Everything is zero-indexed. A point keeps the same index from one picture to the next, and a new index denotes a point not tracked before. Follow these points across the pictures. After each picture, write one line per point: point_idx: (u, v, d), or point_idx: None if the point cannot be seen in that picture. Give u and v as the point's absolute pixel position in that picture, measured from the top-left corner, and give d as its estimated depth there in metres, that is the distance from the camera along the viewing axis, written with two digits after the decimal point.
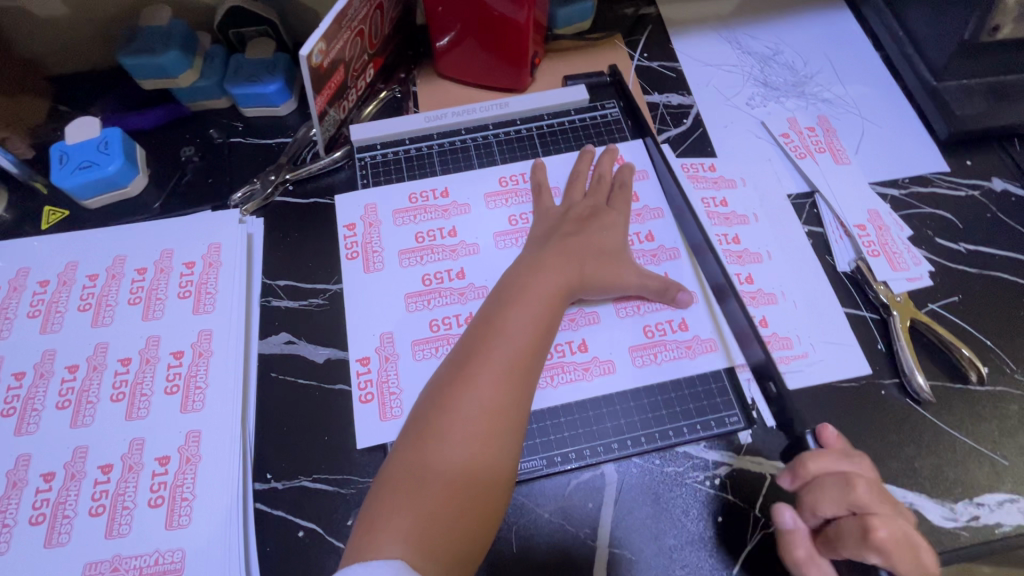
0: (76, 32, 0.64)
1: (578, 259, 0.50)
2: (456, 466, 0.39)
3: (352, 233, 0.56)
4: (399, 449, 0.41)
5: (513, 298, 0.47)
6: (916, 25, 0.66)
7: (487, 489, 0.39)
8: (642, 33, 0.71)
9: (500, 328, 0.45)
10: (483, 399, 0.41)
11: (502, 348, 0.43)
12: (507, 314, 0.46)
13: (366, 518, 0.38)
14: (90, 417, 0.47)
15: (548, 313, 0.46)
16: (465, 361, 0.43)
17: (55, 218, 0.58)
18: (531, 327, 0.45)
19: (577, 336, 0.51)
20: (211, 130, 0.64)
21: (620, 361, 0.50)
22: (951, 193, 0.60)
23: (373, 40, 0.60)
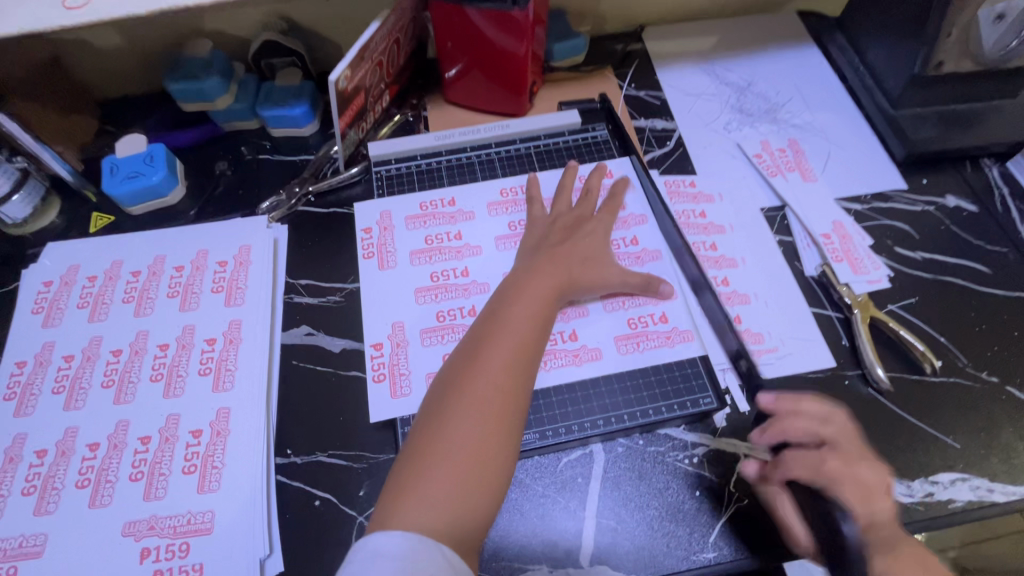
0: (124, 61, 0.72)
1: (567, 264, 0.56)
2: (471, 440, 0.43)
3: (368, 236, 0.63)
4: (418, 432, 0.45)
5: (515, 297, 0.52)
6: (874, 60, 0.74)
7: (503, 466, 0.43)
8: (630, 66, 0.79)
9: (505, 321, 0.50)
10: (493, 383, 0.45)
11: (508, 338, 0.48)
12: (511, 311, 0.51)
13: (389, 490, 0.42)
14: (132, 394, 0.52)
15: (547, 311, 0.52)
16: (475, 352, 0.48)
17: (102, 223, 0.64)
18: (533, 320, 0.50)
19: (568, 327, 0.57)
20: (243, 147, 0.71)
21: (605, 350, 0.56)
22: (908, 208, 0.67)
23: (390, 70, 0.68)
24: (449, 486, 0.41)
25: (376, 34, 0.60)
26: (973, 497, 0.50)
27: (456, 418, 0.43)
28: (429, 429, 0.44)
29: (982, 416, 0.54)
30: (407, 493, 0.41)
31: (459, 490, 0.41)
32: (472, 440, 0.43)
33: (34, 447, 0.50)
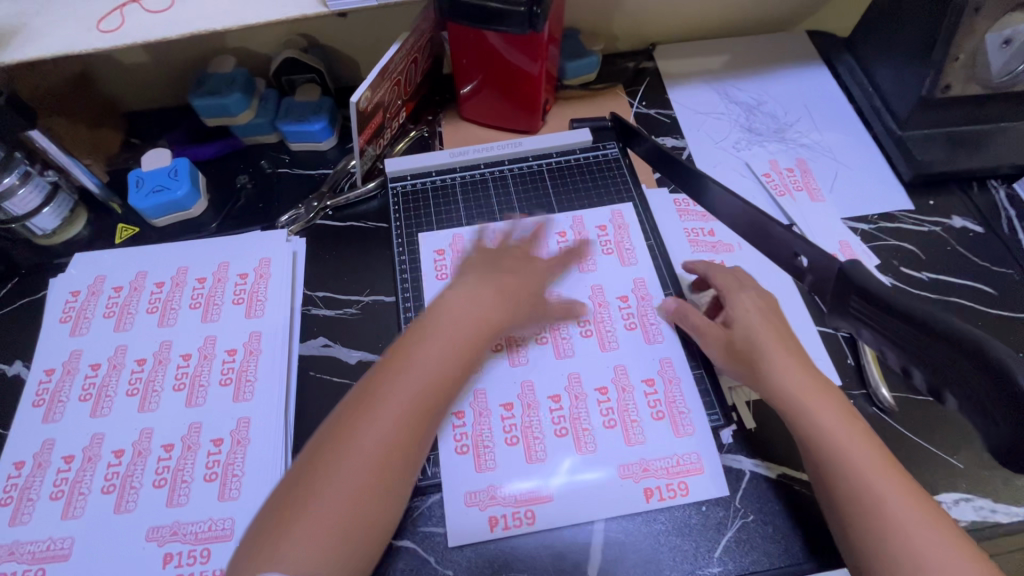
0: (149, 76, 0.74)
1: (511, 296, 0.53)
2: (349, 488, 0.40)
3: (442, 258, 0.65)
4: (295, 477, 0.42)
5: (425, 332, 0.48)
6: (882, 81, 0.75)
7: (383, 505, 0.42)
8: (641, 84, 0.81)
9: (409, 359, 0.46)
10: (380, 428, 0.43)
11: (409, 379, 0.45)
12: (414, 352, 0.46)
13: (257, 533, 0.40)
14: (156, 403, 0.54)
15: (469, 346, 0.48)
16: (367, 395, 0.44)
17: (126, 234, 0.66)
18: (440, 359, 0.46)
19: (629, 293, 0.62)
20: (262, 161, 0.73)
21: (586, 376, 0.57)
22: (915, 228, 0.68)
23: (407, 88, 0.70)
24: (325, 529, 0.39)
25: (396, 55, 0.62)
26: (978, 517, 0.51)
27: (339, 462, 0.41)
28: (309, 469, 0.41)
29: None
30: (284, 536, 0.39)
31: (334, 531, 0.40)
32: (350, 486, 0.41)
33: (61, 453, 0.51)
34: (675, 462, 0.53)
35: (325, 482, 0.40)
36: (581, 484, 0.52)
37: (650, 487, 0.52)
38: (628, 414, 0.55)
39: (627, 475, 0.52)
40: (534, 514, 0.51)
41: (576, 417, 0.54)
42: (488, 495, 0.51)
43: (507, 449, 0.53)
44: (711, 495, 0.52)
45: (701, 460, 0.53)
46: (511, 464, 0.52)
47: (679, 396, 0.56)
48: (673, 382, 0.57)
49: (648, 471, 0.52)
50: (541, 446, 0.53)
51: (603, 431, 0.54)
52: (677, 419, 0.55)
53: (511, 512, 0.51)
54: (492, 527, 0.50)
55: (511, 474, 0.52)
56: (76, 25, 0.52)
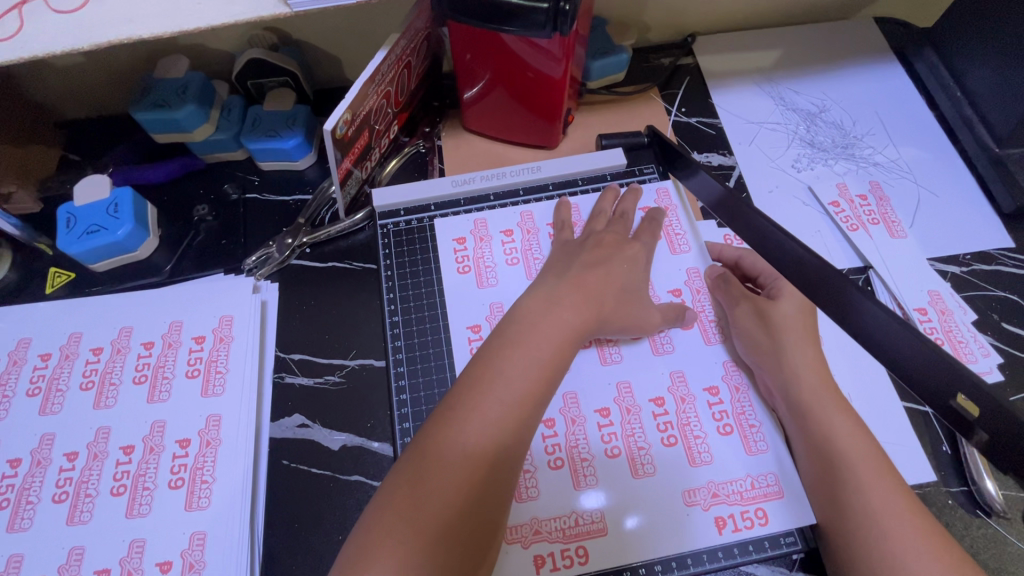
0: (85, 80, 0.61)
1: (605, 310, 0.47)
2: (430, 521, 0.36)
3: (463, 247, 0.56)
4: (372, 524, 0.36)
5: (505, 354, 0.42)
6: (975, 85, 0.62)
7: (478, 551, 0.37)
8: (679, 86, 0.68)
9: (491, 381, 0.40)
10: (466, 461, 0.37)
11: (492, 400, 0.39)
12: (495, 376, 0.41)
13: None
14: (88, 514, 0.43)
15: (554, 365, 0.42)
16: (448, 425, 0.39)
17: (60, 281, 0.55)
18: (527, 379, 0.41)
19: (683, 285, 0.53)
20: (226, 185, 0.61)
21: (638, 385, 0.48)
22: (1017, 271, 0.56)
23: (399, 97, 0.57)
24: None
25: (384, 61, 0.49)
26: None
27: (419, 490, 0.36)
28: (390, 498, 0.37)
29: None
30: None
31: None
32: (438, 529, 0.36)
33: None
34: (750, 486, 0.44)
35: (406, 527, 0.35)
36: (637, 513, 0.43)
37: (721, 516, 0.43)
38: (690, 429, 0.46)
39: (694, 502, 0.44)
40: (587, 550, 0.42)
41: (629, 436, 0.46)
42: (531, 530, 0.43)
43: (550, 474, 0.45)
44: (795, 524, 0.43)
45: (780, 482, 0.44)
46: (555, 490, 0.44)
47: (753, 410, 0.47)
48: (742, 390, 0.48)
49: (718, 498, 0.44)
50: (592, 470, 0.45)
51: (663, 450, 0.45)
52: (748, 433, 0.46)
53: (560, 550, 0.42)
54: (537, 568, 0.42)
55: (555, 504, 0.44)
56: None
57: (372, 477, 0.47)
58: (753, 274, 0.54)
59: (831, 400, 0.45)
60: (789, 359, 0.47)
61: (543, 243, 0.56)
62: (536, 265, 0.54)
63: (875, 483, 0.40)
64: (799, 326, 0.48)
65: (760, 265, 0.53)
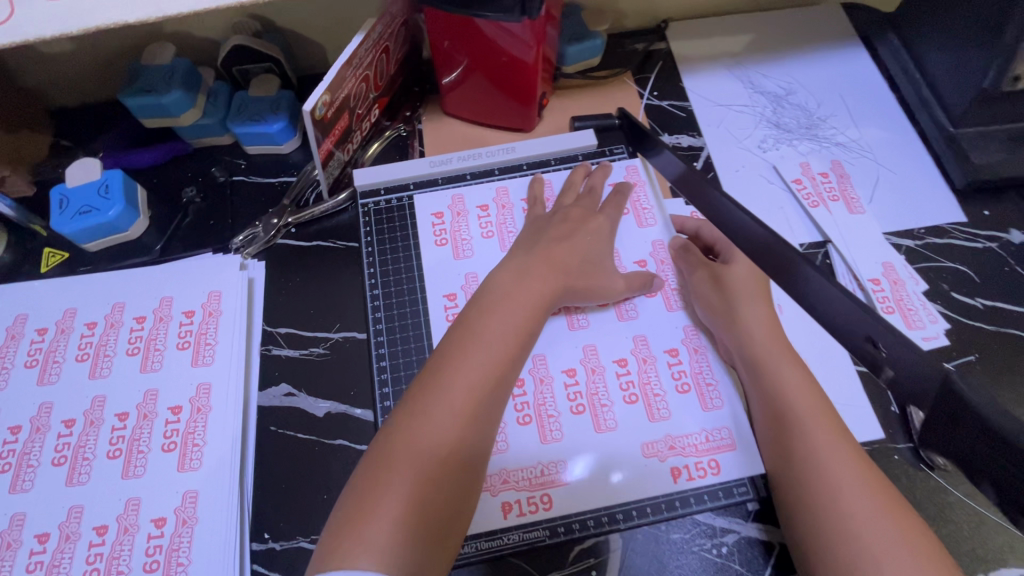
0: (75, 67, 0.63)
1: (575, 288, 0.51)
2: (425, 473, 0.38)
3: (440, 221, 0.59)
4: (361, 477, 0.39)
5: (480, 323, 0.45)
6: (933, 67, 0.64)
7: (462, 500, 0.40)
8: (652, 70, 0.70)
9: (469, 347, 0.44)
10: (451, 417, 0.41)
11: (475, 361, 0.43)
12: (473, 342, 0.44)
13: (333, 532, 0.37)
14: (86, 475, 0.46)
15: (527, 333, 0.46)
16: (432, 386, 0.42)
17: (54, 260, 0.57)
18: (503, 346, 0.44)
19: (648, 257, 0.57)
20: (214, 168, 0.63)
21: (603, 348, 0.52)
22: (968, 244, 0.59)
23: (378, 81, 0.59)
24: (403, 525, 0.36)
25: (360, 45, 0.52)
26: None
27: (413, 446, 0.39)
28: (384, 455, 0.39)
29: None
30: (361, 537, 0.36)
31: (415, 528, 0.37)
32: (425, 478, 0.38)
33: None
34: (705, 439, 0.48)
35: (396, 477, 0.38)
36: (597, 465, 0.47)
37: (677, 466, 0.47)
38: (650, 388, 0.50)
39: (652, 453, 0.48)
40: (551, 497, 0.46)
41: (593, 393, 0.50)
42: (500, 479, 0.47)
43: (519, 430, 0.49)
44: (745, 473, 0.47)
45: (732, 436, 0.48)
46: (524, 445, 0.48)
47: (710, 369, 0.51)
48: (699, 352, 0.52)
49: (675, 449, 0.48)
50: (557, 425, 0.49)
51: (624, 407, 0.49)
52: (704, 391, 0.50)
53: (526, 497, 0.46)
54: (506, 514, 0.46)
55: (523, 455, 0.48)
56: None
57: (355, 440, 0.50)
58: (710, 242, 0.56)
59: (783, 354, 0.48)
60: (746, 319, 0.50)
61: (516, 219, 0.59)
62: (510, 240, 0.57)
63: (821, 429, 0.43)
64: (753, 287, 0.51)
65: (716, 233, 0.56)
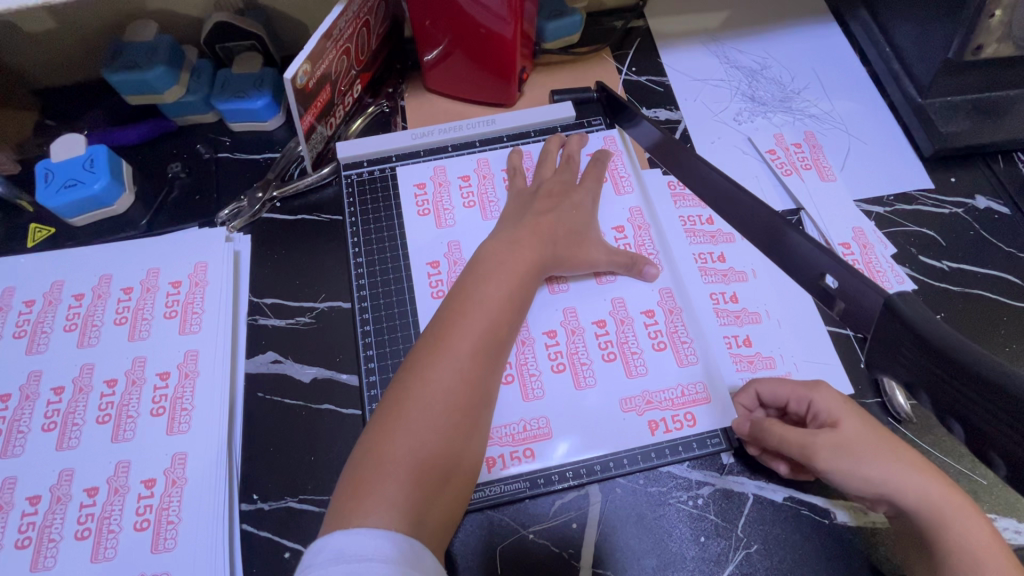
0: (58, 46, 0.63)
1: (556, 254, 0.52)
2: (431, 438, 0.40)
3: (423, 192, 0.60)
4: (367, 439, 0.40)
5: (473, 291, 0.47)
6: (901, 41, 0.66)
7: (466, 460, 0.42)
8: (630, 47, 0.71)
9: (469, 314, 0.45)
10: (454, 381, 0.42)
11: (473, 329, 0.45)
12: (470, 310, 0.46)
13: (343, 493, 0.39)
14: (76, 440, 0.47)
15: (519, 300, 0.48)
16: (432, 352, 0.43)
17: (40, 236, 0.58)
18: (499, 314, 0.46)
19: (625, 223, 0.58)
20: (198, 145, 0.64)
21: (582, 310, 0.54)
22: (935, 210, 0.61)
23: (360, 56, 0.60)
24: (412, 480, 0.39)
25: (339, 17, 0.53)
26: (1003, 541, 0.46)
27: (418, 412, 0.41)
28: (391, 420, 0.41)
29: None
30: (371, 497, 0.37)
31: (422, 483, 0.39)
32: (431, 439, 0.40)
33: None
34: (680, 393, 0.50)
35: (403, 437, 0.40)
36: (578, 422, 0.49)
37: (653, 420, 0.49)
38: (628, 346, 0.52)
39: (630, 408, 0.50)
40: (533, 451, 0.48)
41: (573, 353, 0.52)
42: None
43: (501, 390, 0.50)
44: (718, 426, 0.49)
45: (706, 390, 0.51)
46: (507, 404, 0.50)
47: (685, 327, 0.53)
48: (675, 312, 0.54)
49: (652, 404, 0.50)
50: (539, 384, 0.50)
51: (603, 365, 0.51)
52: (679, 348, 0.52)
53: (509, 452, 0.48)
54: (490, 468, 0.47)
55: (506, 413, 0.49)
56: None
57: (342, 404, 0.51)
58: (777, 404, 0.47)
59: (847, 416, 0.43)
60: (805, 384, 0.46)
61: (498, 190, 0.60)
62: (492, 210, 0.58)
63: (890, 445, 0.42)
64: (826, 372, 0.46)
65: (782, 393, 0.47)
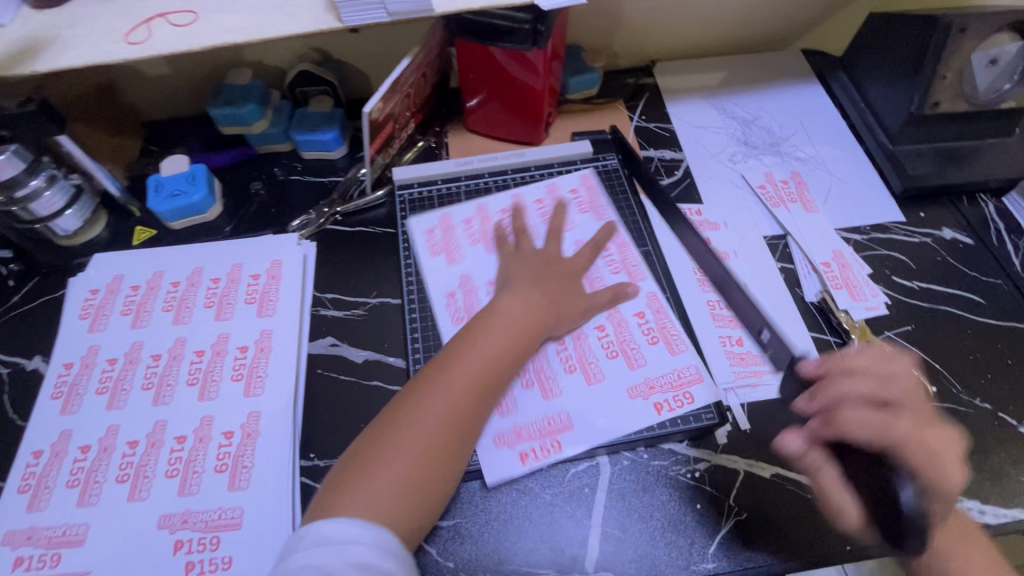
0: (168, 87, 0.77)
1: (556, 293, 0.59)
2: (418, 448, 0.46)
3: (477, 215, 0.70)
4: (362, 449, 0.46)
5: (478, 334, 0.53)
6: (874, 98, 0.78)
7: (443, 479, 0.47)
8: (641, 99, 0.84)
9: (472, 348, 0.52)
10: (448, 405, 0.48)
11: (474, 361, 0.51)
12: (468, 352, 0.52)
13: (334, 485, 0.45)
14: (170, 396, 0.56)
15: (518, 344, 0.54)
16: (433, 378, 0.50)
17: (144, 236, 0.69)
18: (498, 352, 0.53)
19: (612, 244, 0.68)
20: (276, 168, 0.76)
21: (595, 307, 0.63)
22: (907, 239, 0.70)
23: (416, 100, 0.73)
24: (395, 483, 0.44)
25: (407, 68, 0.66)
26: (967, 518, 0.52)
27: (411, 423, 0.47)
28: (386, 428, 0.47)
29: (975, 439, 0.56)
30: (354, 491, 0.44)
31: (404, 487, 0.45)
32: (418, 450, 0.46)
33: (79, 443, 0.54)
34: (677, 376, 0.58)
35: (394, 442, 0.46)
36: (591, 405, 0.56)
37: (659, 401, 0.57)
38: (627, 344, 0.60)
39: (636, 394, 0.57)
40: (553, 423, 0.55)
41: (586, 343, 0.60)
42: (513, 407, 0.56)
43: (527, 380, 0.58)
44: (712, 401, 0.57)
45: (700, 371, 0.58)
46: (532, 384, 0.57)
47: (669, 322, 0.62)
48: (662, 311, 0.62)
49: (654, 388, 0.57)
50: (558, 366, 0.59)
51: (608, 361, 0.59)
52: (671, 339, 0.60)
53: (533, 417, 0.56)
54: (515, 432, 0.55)
55: (532, 390, 0.57)
56: (105, 37, 0.56)
57: (389, 382, 0.60)
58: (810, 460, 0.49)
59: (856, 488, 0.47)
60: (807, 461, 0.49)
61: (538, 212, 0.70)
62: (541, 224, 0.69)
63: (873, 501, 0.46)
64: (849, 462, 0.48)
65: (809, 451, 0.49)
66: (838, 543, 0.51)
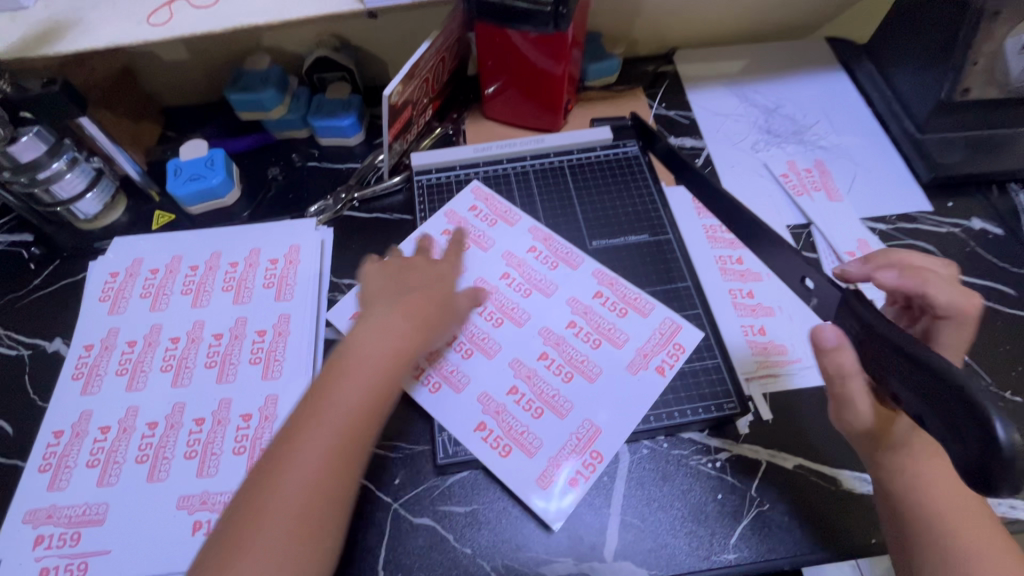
0: (187, 73, 0.78)
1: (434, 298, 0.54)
2: (296, 496, 0.41)
3: (482, 204, 0.69)
4: (231, 525, 0.41)
5: (351, 357, 0.48)
6: (901, 86, 0.76)
7: (334, 523, 0.43)
8: (660, 87, 0.83)
9: (345, 375, 0.47)
10: (323, 443, 0.43)
11: (351, 389, 0.46)
12: (341, 381, 0.46)
13: (213, 551, 0.40)
14: (188, 379, 0.56)
15: (395, 362, 0.48)
16: (304, 418, 0.44)
17: (163, 221, 0.69)
18: (374, 376, 0.47)
19: (534, 241, 0.66)
20: (293, 154, 0.76)
21: (611, 291, 0.62)
22: (935, 229, 0.68)
23: (434, 86, 0.72)
24: (282, 537, 0.40)
25: (426, 52, 0.65)
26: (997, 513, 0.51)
27: (283, 471, 0.42)
28: (262, 480, 0.42)
29: None
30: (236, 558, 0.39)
31: (292, 539, 0.40)
32: (299, 499, 0.41)
33: (98, 424, 0.54)
34: (659, 335, 0.59)
35: (272, 497, 0.41)
36: (600, 393, 0.56)
37: (659, 364, 0.57)
38: (602, 326, 0.60)
39: (636, 368, 0.57)
40: (568, 409, 0.55)
41: (597, 326, 0.60)
42: (534, 394, 0.55)
43: (542, 367, 0.57)
44: (734, 391, 0.56)
45: (678, 321, 0.60)
46: (550, 372, 0.57)
47: (626, 289, 0.62)
48: (613, 283, 0.63)
49: (648, 356, 0.58)
50: (573, 349, 0.58)
51: (595, 352, 0.58)
52: (636, 304, 0.61)
53: (551, 400, 0.55)
54: (534, 418, 0.54)
55: (549, 378, 0.56)
56: (127, 20, 0.56)
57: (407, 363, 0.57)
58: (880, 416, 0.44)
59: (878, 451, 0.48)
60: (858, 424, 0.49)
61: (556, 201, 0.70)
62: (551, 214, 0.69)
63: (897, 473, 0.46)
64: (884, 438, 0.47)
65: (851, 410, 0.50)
66: (862, 535, 0.50)
